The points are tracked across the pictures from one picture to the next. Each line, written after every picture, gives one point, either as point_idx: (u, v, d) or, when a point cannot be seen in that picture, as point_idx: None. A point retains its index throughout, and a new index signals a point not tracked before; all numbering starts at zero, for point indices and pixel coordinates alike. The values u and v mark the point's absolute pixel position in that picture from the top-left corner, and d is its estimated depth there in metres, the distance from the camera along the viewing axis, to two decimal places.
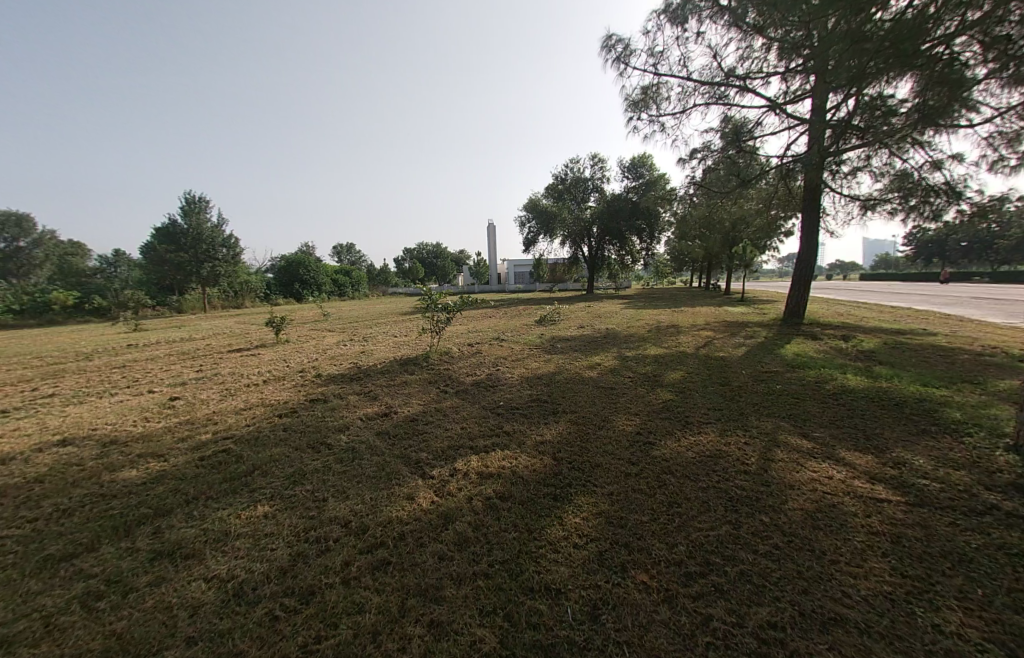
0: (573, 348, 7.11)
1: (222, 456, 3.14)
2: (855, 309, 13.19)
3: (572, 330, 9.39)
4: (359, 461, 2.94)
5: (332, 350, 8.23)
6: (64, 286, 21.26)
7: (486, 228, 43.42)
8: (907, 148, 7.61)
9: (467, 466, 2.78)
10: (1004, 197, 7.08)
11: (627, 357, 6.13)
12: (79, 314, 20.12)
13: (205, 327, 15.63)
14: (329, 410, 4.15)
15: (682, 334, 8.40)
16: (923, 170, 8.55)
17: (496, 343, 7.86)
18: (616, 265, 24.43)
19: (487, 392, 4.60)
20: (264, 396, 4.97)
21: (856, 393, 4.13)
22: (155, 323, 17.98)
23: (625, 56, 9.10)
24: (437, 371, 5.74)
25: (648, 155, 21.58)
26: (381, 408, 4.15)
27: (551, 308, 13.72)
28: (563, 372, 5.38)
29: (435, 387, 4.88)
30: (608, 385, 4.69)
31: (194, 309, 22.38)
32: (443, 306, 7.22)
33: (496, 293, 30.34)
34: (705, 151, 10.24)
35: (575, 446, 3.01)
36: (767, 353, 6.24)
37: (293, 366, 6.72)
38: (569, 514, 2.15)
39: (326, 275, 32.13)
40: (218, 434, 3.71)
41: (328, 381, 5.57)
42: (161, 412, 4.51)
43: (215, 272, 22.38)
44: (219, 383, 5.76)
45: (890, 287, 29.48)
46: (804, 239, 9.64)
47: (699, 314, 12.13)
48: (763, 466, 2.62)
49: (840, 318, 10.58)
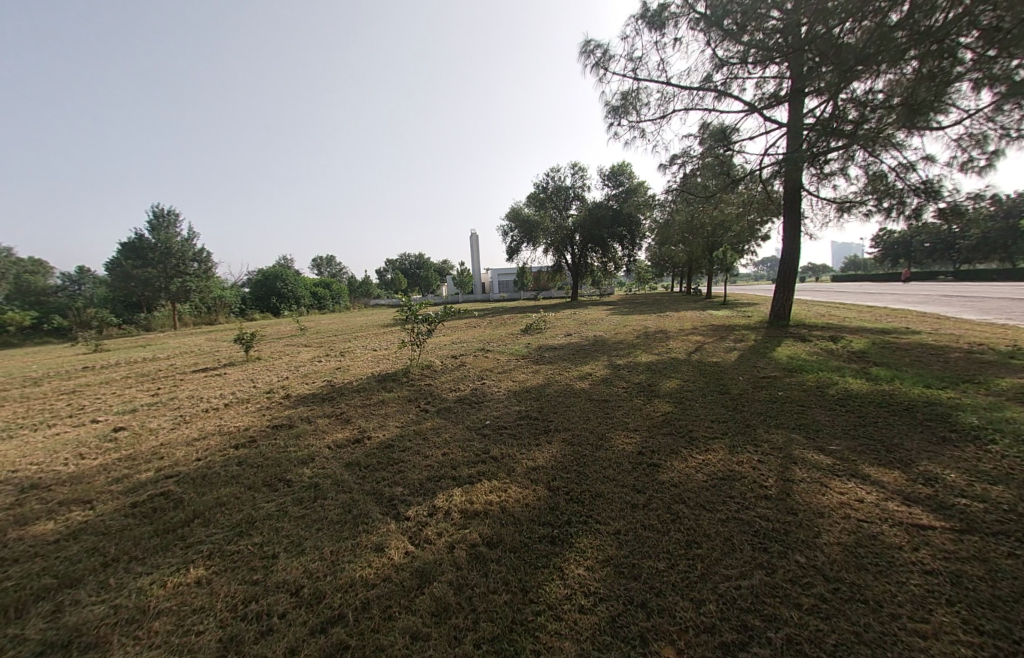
0: (561, 357, 6.79)
1: (159, 503, 2.68)
2: (836, 309, 13.27)
3: (559, 338, 9.11)
4: (322, 502, 2.51)
5: (305, 367, 7.70)
6: (21, 306, 20.03)
7: (468, 238, 43.29)
8: (886, 149, 7.61)
9: (448, 503, 2.39)
10: (979, 196, 7.12)
11: (618, 365, 5.84)
12: (36, 335, 18.91)
13: (172, 345, 14.80)
14: (294, 438, 3.70)
15: (671, 339, 8.22)
16: (897, 170, 8.59)
17: (481, 355, 7.48)
18: (599, 272, 24.43)
19: (471, 409, 4.20)
20: (221, 423, 4.47)
21: (861, 397, 3.93)
22: (119, 342, 16.99)
23: (604, 62, 9.02)
24: (417, 387, 5.32)
25: (628, 163, 21.81)
26: (352, 434, 3.71)
27: (536, 316, 13.46)
28: (552, 384, 5.04)
29: (415, 406, 4.47)
30: (601, 396, 4.37)
31: (163, 327, 21.34)
32: (424, 317, 6.83)
33: (480, 302, 30.04)
34: (685, 156, 10.24)
35: (571, 472, 2.65)
36: (761, 357, 6.04)
37: (259, 387, 6.19)
38: (571, 564, 1.79)
39: (304, 288, 31.30)
40: (161, 473, 3.23)
41: (296, 402, 5.09)
42: (99, 447, 3.97)
43: (186, 288, 21.37)
44: (175, 409, 5.21)
45: (861, 288, 30.29)
46: (786, 241, 9.59)
47: (684, 319, 12.06)
48: (784, 490, 2.31)
49: (825, 319, 10.57)
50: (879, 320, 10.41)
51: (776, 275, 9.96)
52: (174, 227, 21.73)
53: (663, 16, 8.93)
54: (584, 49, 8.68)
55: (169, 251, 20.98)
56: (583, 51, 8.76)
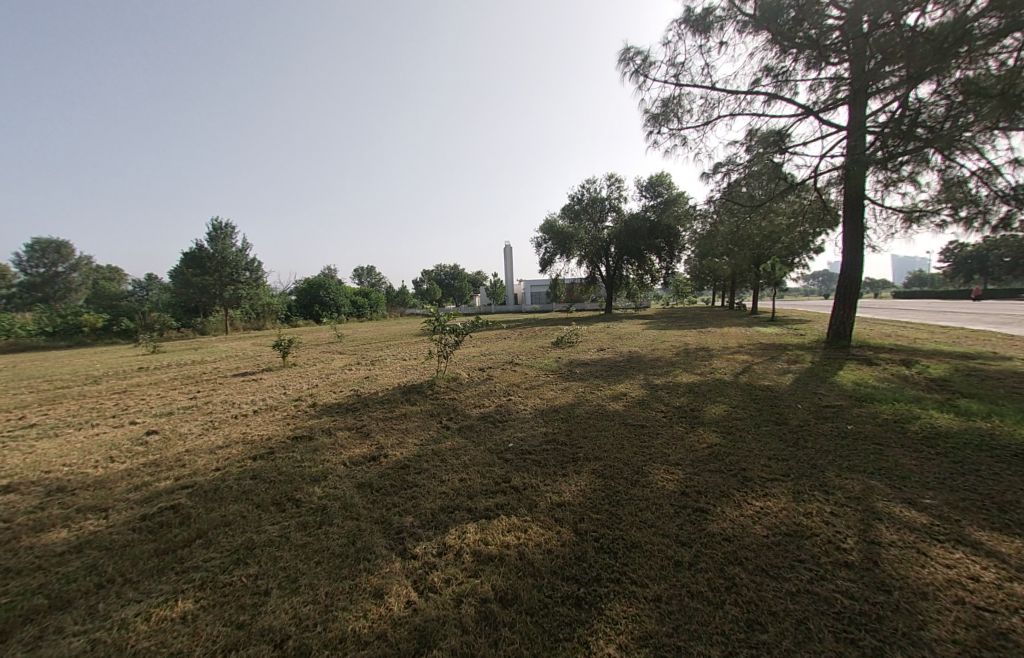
0: (594, 374, 6.40)
1: (168, 518, 2.60)
2: (903, 330, 12.01)
3: (591, 353, 8.72)
4: (326, 530, 2.31)
5: (335, 375, 7.74)
6: (97, 309, 21.94)
7: (503, 250, 43.65)
8: (966, 154, 6.80)
9: (460, 542, 2.11)
10: None
11: (656, 385, 5.41)
12: (107, 336, 20.55)
13: (221, 348, 15.61)
14: (310, 451, 3.58)
15: (715, 357, 7.63)
16: (976, 176, 7.69)
17: (510, 368, 7.24)
18: (636, 285, 23.68)
19: (495, 428, 3.93)
20: (245, 431, 4.46)
21: (952, 436, 3.32)
22: (175, 345, 18.14)
23: (644, 69, 8.73)
24: (441, 400, 5.13)
25: (667, 174, 21.18)
26: (368, 451, 3.53)
27: (568, 328, 13.07)
28: (583, 404, 4.68)
29: (437, 422, 4.25)
30: (638, 421, 3.96)
31: (216, 331, 22.71)
32: (452, 328, 6.68)
33: (512, 313, 30.00)
34: (730, 164, 9.72)
35: (602, 513, 2.31)
36: (820, 382, 5.41)
37: (288, 394, 6.22)
38: (599, 642, 1.47)
39: (345, 297, 32.52)
40: (177, 483, 3.18)
41: (320, 412, 5.02)
42: (129, 450, 4.04)
43: (237, 294, 22.69)
44: (206, 413, 5.30)
45: (928, 306, 27.66)
46: (847, 254, 8.75)
47: (728, 336, 11.32)
48: (870, 558, 1.87)
49: (893, 341, 9.53)
50: (958, 343, 9.27)
51: (834, 291, 9.12)
52: (231, 238, 23.18)
53: (708, 20, 8.54)
54: (623, 56, 8.43)
55: (225, 260, 22.41)
56: (622, 58, 8.50)
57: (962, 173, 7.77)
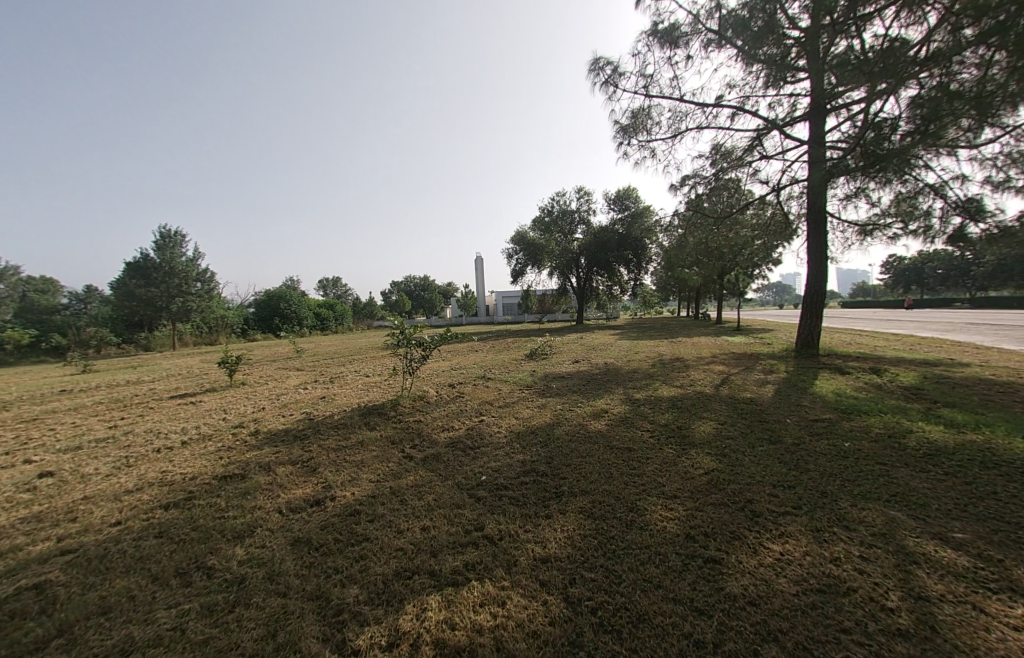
0: (571, 389, 6.01)
1: (24, 604, 1.94)
2: (861, 338, 12.46)
3: (567, 365, 8.39)
4: (242, 614, 1.76)
5: (288, 396, 6.97)
6: (22, 324, 19.67)
7: (473, 262, 43.05)
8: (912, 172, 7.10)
9: (418, 627, 1.62)
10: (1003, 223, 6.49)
11: (638, 400, 5.09)
12: (33, 354, 18.39)
13: (164, 366, 14.20)
14: (239, 496, 2.95)
15: (692, 368, 7.46)
16: (924, 189, 7.97)
17: (482, 384, 6.76)
18: (605, 296, 23.83)
19: (465, 457, 3.44)
20: (166, 469, 3.74)
21: (952, 452, 3.14)
22: (112, 363, 16.41)
23: (614, 80, 8.68)
24: (404, 423, 4.57)
25: (634, 187, 21.54)
26: (311, 493, 2.94)
27: (542, 340, 12.73)
28: (562, 424, 4.26)
29: (398, 452, 3.69)
30: (624, 444, 3.57)
31: (163, 347, 20.88)
32: (418, 342, 6.14)
33: (483, 325, 29.51)
34: (697, 177, 9.82)
35: (596, 570, 1.88)
36: (801, 393, 5.27)
37: (228, 420, 5.45)
38: None
39: (308, 310, 31.01)
40: (57, 546, 2.49)
41: (261, 442, 4.34)
42: (8, 500, 3.25)
43: (187, 308, 20.96)
44: (121, 447, 4.49)
45: (871, 315, 29.51)
46: (812, 264, 8.88)
47: (700, 345, 11.33)
48: (925, 622, 1.53)
49: (855, 349, 9.78)
50: (914, 350, 9.62)
51: (801, 300, 9.25)
52: (180, 247, 21.48)
53: (676, 33, 8.59)
54: (592, 66, 8.35)
55: (173, 271, 20.71)
56: (591, 69, 8.44)
57: (908, 187, 8.08)
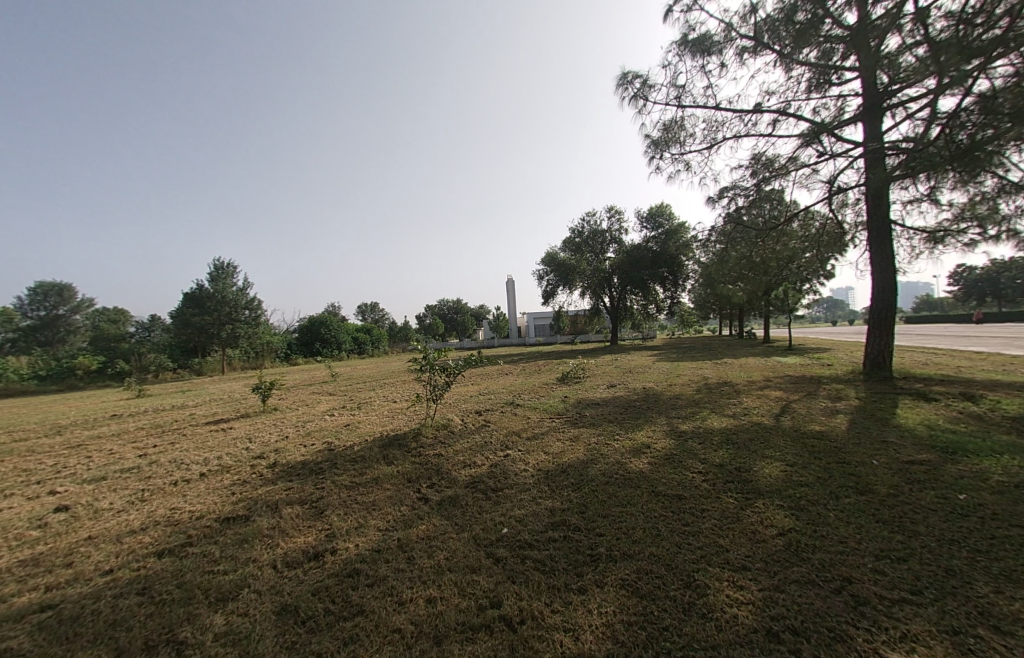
0: (607, 418, 5.45)
1: None
2: (938, 358, 11.07)
3: (602, 390, 7.84)
4: None
5: (313, 423, 6.83)
6: (93, 352, 21.34)
7: (504, 283, 43.13)
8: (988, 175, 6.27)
9: None
10: None
11: (684, 433, 4.50)
12: (100, 379, 19.74)
13: (209, 390, 14.80)
14: (235, 544, 2.67)
15: (743, 394, 6.73)
16: (998, 190, 6.92)
17: (510, 411, 6.37)
18: (640, 316, 22.96)
19: (486, 501, 3.03)
20: (174, 507, 3.55)
21: None
22: (165, 387, 17.30)
23: (643, 94, 8.41)
24: (424, 457, 4.25)
25: (667, 204, 20.95)
26: (311, 543, 2.61)
27: (574, 363, 12.17)
28: (597, 461, 3.76)
29: (412, 493, 3.31)
30: (671, 490, 3.02)
31: (213, 371, 22.00)
32: (442, 367, 5.85)
33: (515, 347, 29.31)
34: (736, 189, 9.24)
35: None
36: (882, 426, 4.50)
37: (250, 450, 5.31)
38: None
39: (347, 334, 32.05)
40: (39, 600, 2.29)
41: (275, 477, 4.10)
42: (17, 539, 3.15)
43: (235, 334, 22.07)
44: (143, 479, 4.41)
45: (938, 330, 26.79)
46: (877, 277, 7.96)
47: (749, 367, 10.42)
48: None
49: (935, 370, 8.61)
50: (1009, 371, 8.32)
51: (866, 317, 8.31)
52: (231, 277, 22.82)
53: (708, 41, 8.24)
54: (621, 81, 8.15)
55: (225, 300, 21.95)
56: (620, 84, 8.21)
57: (980, 190, 7.08)
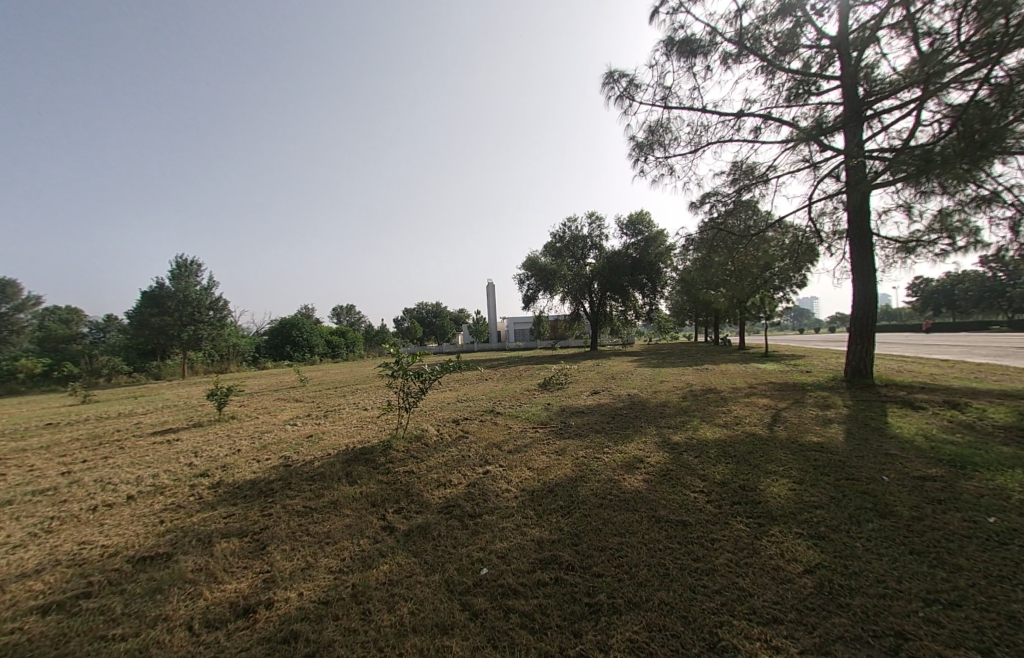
0: (595, 428, 5.08)
1: None
2: (909, 365, 11.33)
3: (586, 397, 7.48)
4: None
5: (271, 434, 6.18)
6: (38, 354, 19.57)
7: (485, 287, 42.55)
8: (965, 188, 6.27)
9: None
10: None
11: (678, 446, 4.17)
12: (44, 383, 18.06)
13: (164, 396, 13.69)
14: (144, 596, 2.12)
15: (731, 402, 6.51)
16: (973, 202, 6.79)
17: (489, 420, 5.91)
18: (620, 322, 22.91)
19: (463, 531, 2.59)
20: (83, 541, 2.92)
21: None
22: (116, 392, 15.91)
23: (629, 93, 8.20)
24: (393, 475, 3.75)
25: (647, 212, 21.04)
26: (244, 592, 2.10)
27: (556, 368, 11.82)
28: (587, 479, 3.38)
29: (375, 521, 2.82)
30: (674, 514, 2.66)
31: (174, 376, 20.57)
32: (416, 373, 5.34)
33: (495, 352, 28.89)
34: (718, 195, 9.14)
35: None
36: (880, 437, 4.29)
37: (194, 467, 4.65)
38: None
39: (320, 337, 30.80)
40: None
41: (216, 500, 3.52)
42: None
43: (198, 336, 20.72)
44: (56, 503, 3.72)
45: (900, 340, 27.79)
46: (857, 285, 7.97)
47: (730, 374, 10.35)
48: None
49: (910, 378, 8.70)
50: (981, 379, 8.46)
51: (848, 325, 8.29)
52: (195, 276, 21.48)
53: (695, 42, 8.10)
54: (607, 79, 7.92)
55: (187, 299, 20.57)
56: (606, 82, 7.98)
57: (956, 200, 6.98)
